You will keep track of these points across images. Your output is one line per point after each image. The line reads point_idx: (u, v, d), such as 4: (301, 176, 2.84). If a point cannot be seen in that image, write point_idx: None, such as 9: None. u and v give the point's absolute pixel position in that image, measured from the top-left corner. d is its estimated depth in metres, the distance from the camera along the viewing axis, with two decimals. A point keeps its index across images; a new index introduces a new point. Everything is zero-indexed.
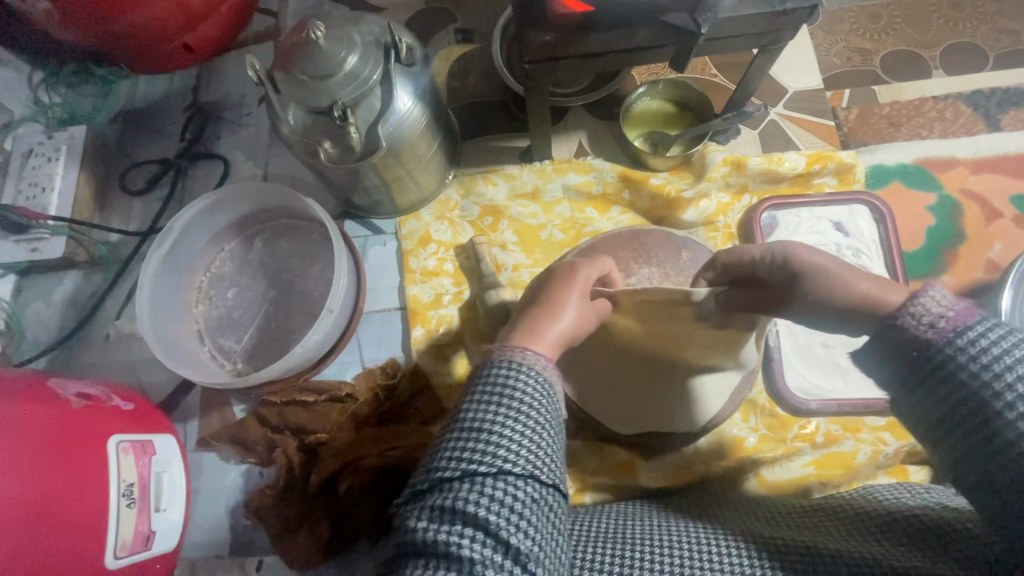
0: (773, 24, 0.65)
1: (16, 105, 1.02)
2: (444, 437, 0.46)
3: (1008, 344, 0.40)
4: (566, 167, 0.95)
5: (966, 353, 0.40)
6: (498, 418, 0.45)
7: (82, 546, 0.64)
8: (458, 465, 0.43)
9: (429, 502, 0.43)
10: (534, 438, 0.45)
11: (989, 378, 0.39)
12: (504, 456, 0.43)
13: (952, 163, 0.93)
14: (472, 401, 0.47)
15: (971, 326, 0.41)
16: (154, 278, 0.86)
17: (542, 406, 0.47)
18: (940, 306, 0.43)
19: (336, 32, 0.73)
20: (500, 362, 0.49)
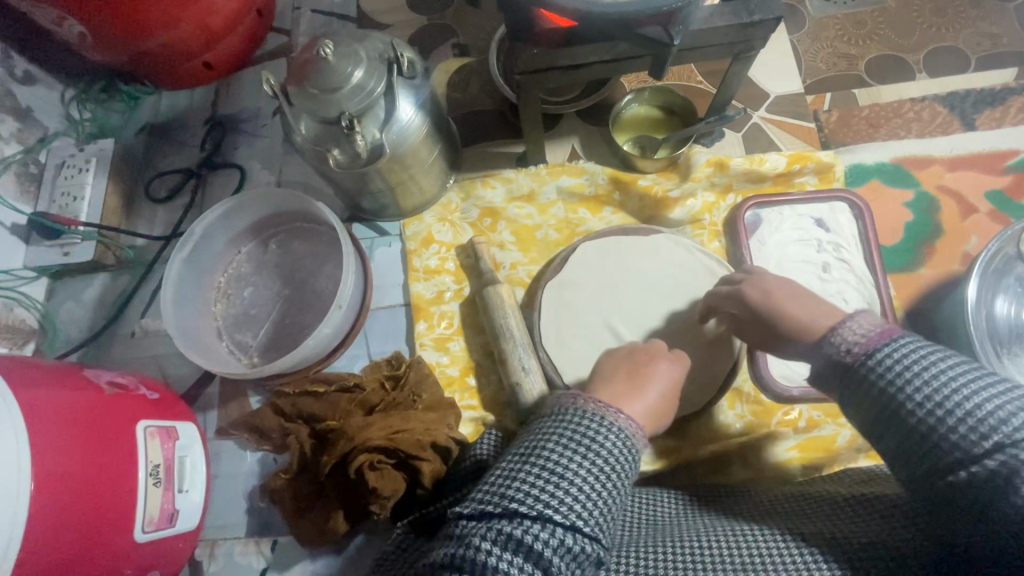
0: (743, 35, 0.70)
1: (49, 119, 1.09)
2: (521, 471, 0.55)
3: (905, 360, 0.51)
4: (560, 171, 1.00)
5: (889, 380, 0.51)
6: (574, 469, 0.55)
7: (116, 518, 0.71)
8: (530, 503, 0.52)
9: (496, 526, 0.51)
10: (598, 493, 0.54)
11: (905, 396, 0.50)
12: (572, 507, 0.53)
13: (929, 162, 0.97)
14: (555, 448, 0.57)
15: (877, 348, 0.53)
16: (178, 277, 0.93)
17: (615, 469, 0.56)
18: (857, 335, 0.55)
19: (344, 50, 0.80)
20: (591, 416, 0.59)
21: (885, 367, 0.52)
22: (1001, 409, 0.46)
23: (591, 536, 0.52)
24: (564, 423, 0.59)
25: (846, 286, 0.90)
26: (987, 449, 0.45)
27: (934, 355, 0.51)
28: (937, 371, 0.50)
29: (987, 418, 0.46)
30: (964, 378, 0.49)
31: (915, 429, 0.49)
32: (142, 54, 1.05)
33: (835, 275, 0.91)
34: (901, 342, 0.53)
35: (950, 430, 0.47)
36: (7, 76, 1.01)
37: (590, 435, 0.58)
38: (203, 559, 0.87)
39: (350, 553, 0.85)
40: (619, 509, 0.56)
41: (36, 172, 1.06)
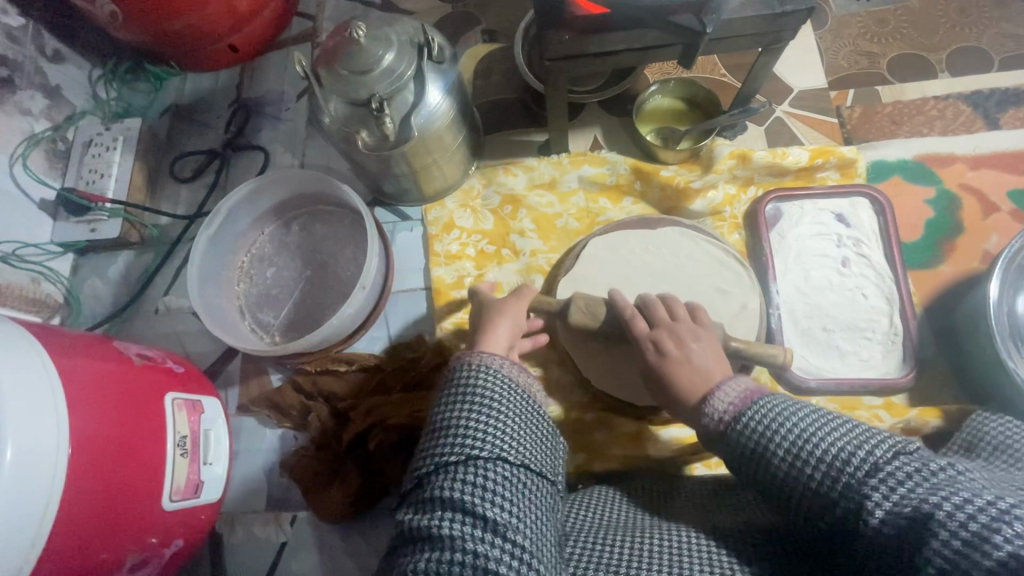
0: (774, 25, 0.71)
1: (76, 97, 1.10)
2: (427, 439, 0.62)
3: (760, 420, 0.58)
4: (582, 160, 1.01)
5: (755, 442, 0.57)
6: (462, 414, 0.61)
7: (144, 486, 0.72)
8: (428, 459, 0.59)
9: (418, 499, 0.58)
10: (491, 424, 0.61)
11: (770, 451, 0.56)
12: (468, 444, 0.59)
13: (952, 159, 0.97)
14: (445, 406, 0.63)
15: (743, 412, 0.60)
16: (203, 255, 0.95)
17: (496, 394, 0.63)
18: (726, 401, 0.63)
19: (375, 33, 0.81)
20: (464, 365, 0.67)
21: (752, 428, 0.58)
22: (835, 442, 0.52)
23: (489, 459, 0.58)
24: (441, 388, 0.67)
25: (865, 281, 0.91)
26: (840, 490, 0.50)
27: (789, 411, 0.57)
28: (787, 428, 0.56)
29: (829, 451, 0.52)
30: (819, 427, 0.54)
31: (785, 476, 0.55)
32: (171, 34, 1.06)
33: (854, 271, 0.92)
34: (762, 399, 0.61)
35: (809, 471, 0.53)
36: (38, 53, 1.02)
37: (466, 379, 0.65)
38: (223, 532, 0.89)
39: (366, 530, 0.86)
40: (512, 426, 0.62)
41: (64, 149, 1.08)
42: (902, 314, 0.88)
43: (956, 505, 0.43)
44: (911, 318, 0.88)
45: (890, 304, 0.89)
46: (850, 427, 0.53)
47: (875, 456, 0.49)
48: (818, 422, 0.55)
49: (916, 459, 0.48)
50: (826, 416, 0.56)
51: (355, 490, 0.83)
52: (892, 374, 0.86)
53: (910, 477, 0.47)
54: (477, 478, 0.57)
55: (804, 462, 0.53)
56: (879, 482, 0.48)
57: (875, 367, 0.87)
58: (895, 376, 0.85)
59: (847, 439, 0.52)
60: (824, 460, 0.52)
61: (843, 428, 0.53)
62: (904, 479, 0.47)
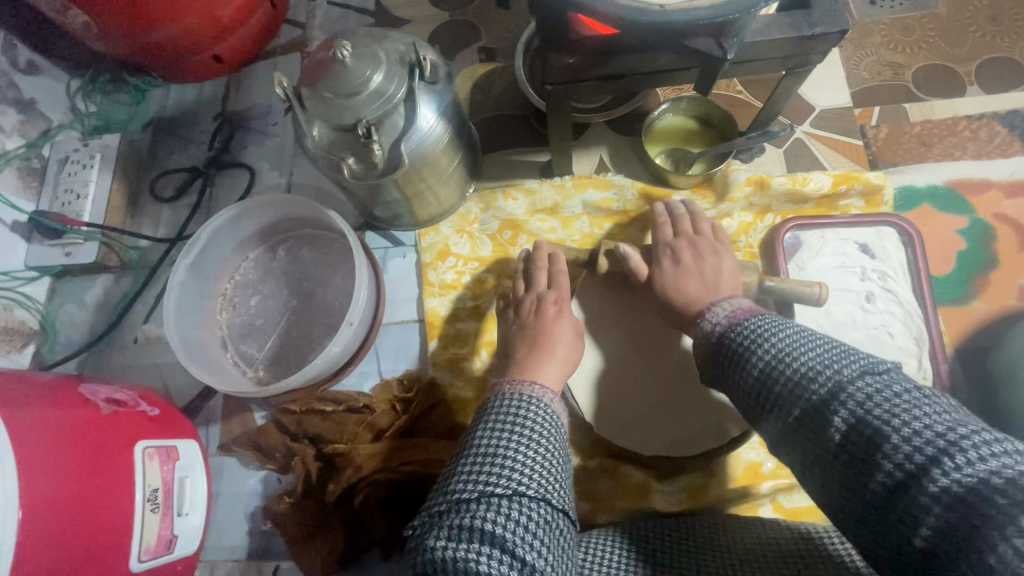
0: (801, 48, 0.64)
1: (52, 111, 1.04)
2: (462, 463, 0.57)
3: (759, 329, 0.55)
4: (587, 184, 0.94)
5: (742, 340, 0.55)
6: (510, 447, 0.57)
7: (110, 550, 0.66)
8: (471, 486, 0.54)
9: (447, 522, 0.52)
10: (539, 463, 0.56)
11: (755, 349, 0.54)
12: (515, 478, 0.54)
13: (986, 186, 0.90)
14: (487, 432, 0.59)
15: (741, 321, 0.58)
16: (182, 285, 0.89)
17: (544, 433, 0.60)
18: (723, 315, 0.61)
19: (362, 50, 0.74)
20: (513, 395, 0.63)
21: (738, 340, 0.56)
22: (814, 357, 0.49)
23: (536, 500, 0.53)
24: (488, 413, 0.63)
25: (891, 318, 0.84)
26: (815, 404, 0.46)
27: (779, 325, 0.54)
28: (776, 338, 0.53)
29: (802, 366, 0.49)
30: (801, 343, 0.51)
31: (760, 380, 0.52)
32: (149, 45, 1.00)
33: (879, 307, 0.85)
34: (760, 314, 0.58)
35: (780, 386, 0.50)
36: (10, 66, 0.97)
37: (514, 412, 0.61)
38: None
39: None
40: (559, 472, 0.57)
41: (39, 166, 1.02)
42: (932, 357, 0.81)
43: (915, 432, 0.40)
44: (942, 362, 0.81)
45: (919, 345, 0.82)
46: (827, 345, 0.50)
47: (844, 375, 0.46)
48: (806, 340, 0.52)
49: (882, 381, 0.45)
50: (819, 337, 0.52)
51: (340, 544, 0.78)
52: None
53: (873, 399, 0.43)
54: (524, 517, 0.52)
55: (776, 377, 0.50)
56: (841, 402, 0.45)
57: None
58: None
59: (823, 356, 0.49)
60: (794, 373, 0.49)
61: (822, 348, 0.50)
62: (870, 400, 0.43)
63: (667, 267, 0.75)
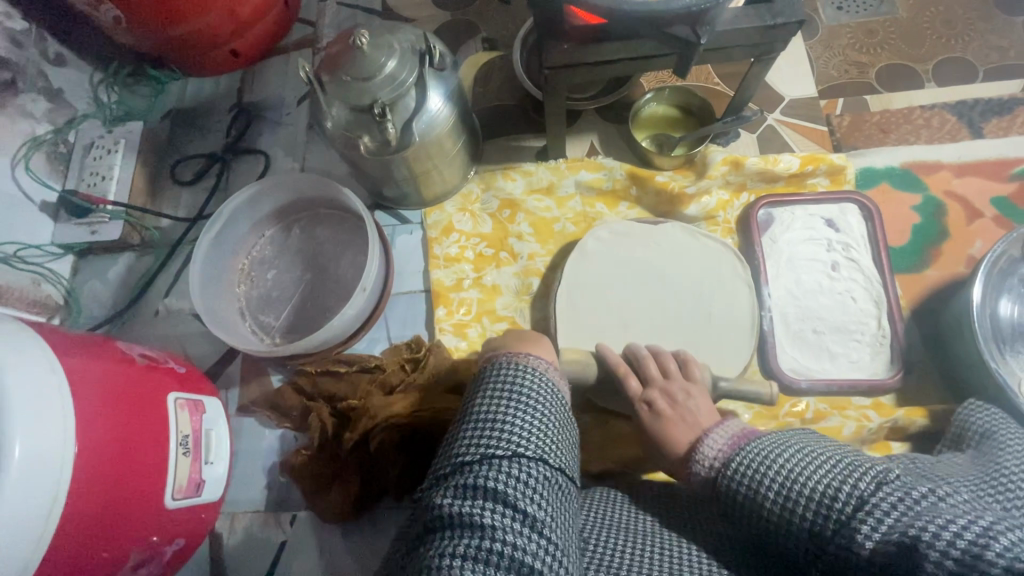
0: (765, 37, 0.74)
1: (78, 100, 1.11)
2: (465, 428, 0.63)
3: (754, 465, 0.59)
4: (579, 165, 1.03)
5: (744, 488, 0.59)
6: (508, 411, 0.63)
7: (149, 485, 0.73)
8: (473, 449, 0.60)
9: (454, 482, 0.58)
10: (536, 425, 0.63)
11: (761, 496, 0.57)
12: (513, 440, 0.60)
13: (937, 167, 1.00)
14: (487, 399, 0.65)
15: (732, 458, 0.62)
16: (205, 256, 0.96)
17: (540, 397, 0.66)
18: (716, 448, 0.65)
19: (379, 40, 0.83)
20: (508, 363, 0.69)
21: (742, 469, 0.60)
22: (824, 480, 0.53)
23: (534, 458, 0.59)
24: (486, 381, 0.68)
25: (854, 284, 0.93)
26: (833, 529, 0.51)
27: (777, 452, 0.59)
28: (773, 471, 0.57)
29: (815, 490, 0.53)
30: (800, 467, 0.56)
31: (779, 522, 0.55)
32: (174, 39, 1.07)
33: (843, 275, 0.94)
34: (750, 444, 0.62)
35: (803, 510, 0.53)
36: (41, 57, 1.04)
37: (511, 378, 0.67)
38: (222, 532, 0.90)
39: (365, 529, 0.88)
40: (554, 434, 0.63)
41: (65, 151, 1.08)
42: (891, 318, 0.90)
43: (948, 535, 0.44)
44: (899, 321, 0.90)
45: (878, 307, 0.92)
46: (834, 464, 0.54)
47: (859, 489, 0.50)
48: (808, 462, 0.56)
49: (898, 488, 0.49)
50: (817, 455, 0.56)
51: (354, 489, 0.84)
52: (880, 375, 0.88)
53: (896, 508, 0.48)
54: (523, 473, 0.58)
55: (795, 511, 0.54)
56: (865, 515, 0.49)
57: (863, 368, 0.89)
58: (883, 378, 0.87)
59: (835, 473, 0.53)
60: (812, 499, 0.53)
61: (831, 465, 0.54)
62: (889, 509, 0.48)
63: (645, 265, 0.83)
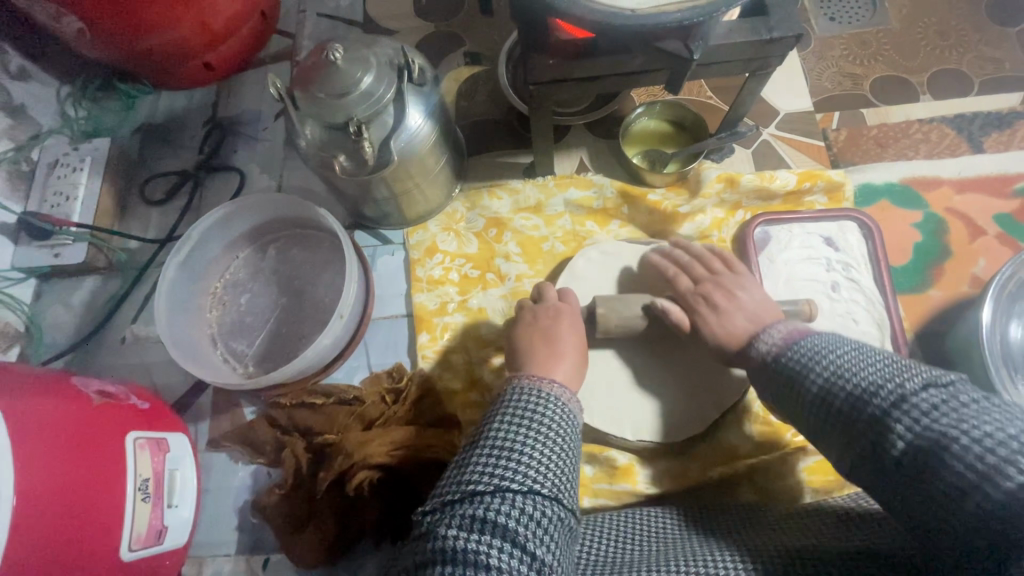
0: (761, 52, 0.70)
1: (41, 116, 1.06)
2: (474, 455, 0.58)
3: (810, 355, 0.58)
4: (568, 183, 0.99)
5: (799, 366, 0.58)
6: (524, 439, 0.58)
7: (102, 538, 0.67)
8: (487, 478, 0.54)
9: (460, 512, 0.52)
10: (553, 458, 0.58)
11: (810, 377, 0.56)
12: (529, 476, 0.55)
13: (937, 183, 0.97)
14: (502, 423, 0.61)
15: (792, 344, 0.62)
16: (173, 282, 0.90)
17: (559, 429, 0.61)
18: (777, 338, 0.65)
19: (354, 54, 0.78)
20: (527, 389, 0.64)
21: (798, 357, 0.59)
22: (874, 373, 0.51)
23: (549, 497, 0.54)
24: (501, 406, 0.64)
25: (855, 305, 0.89)
26: (872, 412, 0.49)
27: (835, 347, 0.57)
28: (824, 366, 0.56)
29: (864, 382, 0.51)
30: (857, 359, 0.54)
31: (825, 390, 0.54)
32: (142, 52, 1.02)
33: (844, 295, 0.90)
34: (812, 335, 0.61)
35: (844, 399, 0.52)
36: (1, 71, 0.98)
37: (530, 406, 0.62)
38: None
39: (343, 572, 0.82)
40: (569, 472, 0.58)
41: (27, 170, 1.02)
42: (894, 342, 0.86)
43: (976, 439, 0.41)
44: (903, 345, 0.86)
45: (881, 330, 0.88)
46: (891, 361, 0.52)
47: (904, 388, 0.48)
48: (864, 360, 0.53)
49: (946, 391, 0.46)
50: (876, 354, 0.54)
51: (331, 531, 0.79)
52: None
53: (933, 407, 0.45)
54: (537, 513, 0.53)
55: (838, 394, 0.53)
56: (904, 410, 0.46)
57: None
58: None
59: (885, 372, 0.51)
60: (855, 389, 0.51)
61: (883, 364, 0.52)
62: (927, 410, 0.45)
63: (705, 305, 0.77)
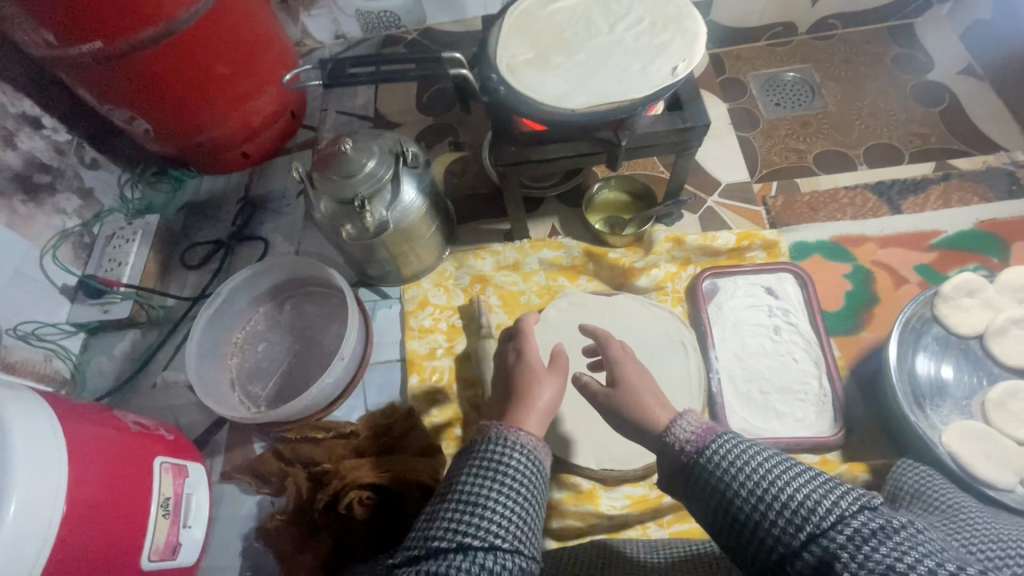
0: (682, 137, 0.88)
1: (105, 197, 1.27)
2: (444, 508, 0.61)
3: (728, 456, 0.60)
4: (542, 245, 1.15)
5: (721, 477, 0.59)
6: (488, 495, 0.60)
7: (128, 546, 0.77)
8: (451, 536, 0.57)
9: (426, 567, 0.56)
10: (517, 513, 0.60)
11: (733, 491, 0.57)
12: (491, 532, 0.58)
13: (862, 240, 1.11)
14: (469, 478, 0.62)
15: (707, 445, 0.62)
16: (202, 332, 1.06)
17: (526, 481, 0.63)
18: (688, 431, 0.65)
19: (361, 145, 0.98)
20: (495, 441, 0.65)
21: (712, 460, 0.60)
22: (807, 490, 0.54)
23: (511, 551, 0.57)
24: (471, 456, 0.65)
25: (794, 346, 1.01)
26: (805, 540, 0.51)
27: (752, 449, 0.59)
28: (752, 465, 0.58)
29: (801, 499, 0.53)
30: (776, 470, 0.56)
31: (749, 521, 0.56)
32: (195, 145, 1.25)
33: (784, 337, 1.02)
34: (723, 435, 0.62)
35: (776, 518, 0.54)
36: (79, 163, 1.21)
37: (494, 460, 0.64)
38: None
39: None
40: (532, 522, 0.61)
41: (89, 241, 1.22)
42: (829, 377, 0.97)
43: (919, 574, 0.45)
44: (837, 380, 0.96)
45: (818, 366, 0.98)
46: (809, 474, 0.55)
47: (841, 507, 0.51)
48: (785, 467, 0.56)
49: (881, 516, 0.50)
50: (790, 462, 0.57)
51: (324, 551, 0.88)
52: (824, 432, 0.93)
53: (873, 535, 0.49)
54: (497, 569, 0.56)
55: (772, 510, 0.54)
56: (843, 535, 0.50)
57: (809, 426, 0.94)
58: (826, 435, 0.93)
59: (815, 489, 0.53)
60: (793, 509, 0.53)
61: (809, 476, 0.55)
62: (868, 538, 0.49)
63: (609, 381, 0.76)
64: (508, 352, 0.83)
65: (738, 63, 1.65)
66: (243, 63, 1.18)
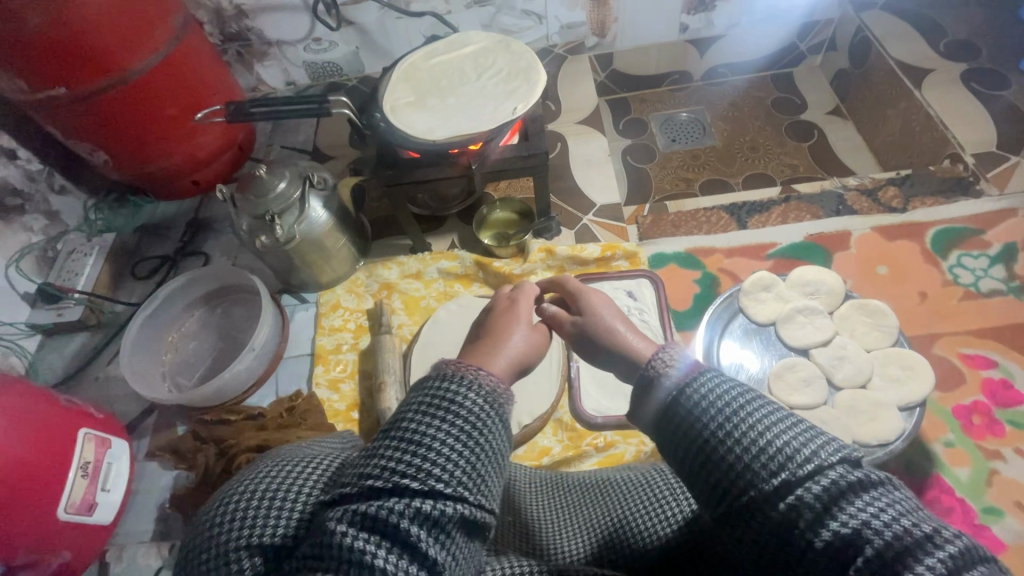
0: (530, 161, 1.07)
1: (69, 218, 1.46)
2: (387, 441, 0.53)
3: (711, 395, 0.55)
4: (440, 257, 1.33)
5: (701, 412, 0.54)
6: (436, 435, 0.53)
7: (45, 497, 0.91)
8: (389, 474, 0.50)
9: (356, 507, 0.49)
10: (464, 459, 0.53)
11: (714, 427, 0.53)
12: (434, 470, 0.51)
13: (712, 251, 1.30)
14: (417, 414, 0.55)
15: (689, 380, 0.57)
16: (138, 329, 1.23)
17: (481, 422, 0.55)
18: (670, 364, 0.60)
19: (276, 170, 1.17)
20: (452, 377, 0.57)
21: (695, 401, 0.55)
22: (793, 439, 0.50)
23: (452, 497, 0.51)
24: (423, 390, 0.57)
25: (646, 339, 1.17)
26: (779, 486, 0.49)
27: (735, 390, 0.55)
28: (737, 407, 0.53)
29: (783, 447, 0.50)
30: (761, 416, 0.52)
31: (723, 464, 0.52)
32: (149, 174, 1.44)
33: None
34: (708, 370, 0.57)
35: (751, 463, 0.51)
36: (48, 188, 1.40)
37: (448, 396, 0.56)
38: (110, 560, 1.04)
39: None
40: (483, 465, 0.54)
41: (52, 255, 1.40)
42: None
43: (888, 526, 0.44)
44: None
45: None
46: (796, 423, 0.52)
47: (822, 458, 0.48)
48: (770, 413, 0.53)
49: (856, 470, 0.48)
50: (777, 409, 0.53)
51: None
52: None
53: (847, 488, 0.47)
54: (437, 516, 0.50)
55: (753, 455, 0.51)
56: (816, 486, 0.48)
57: None
58: None
59: (800, 437, 0.50)
60: (774, 455, 0.50)
61: (794, 425, 0.51)
62: (842, 490, 0.47)
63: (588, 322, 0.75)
64: (501, 302, 0.79)
65: (642, 105, 1.83)
66: (190, 104, 1.38)
